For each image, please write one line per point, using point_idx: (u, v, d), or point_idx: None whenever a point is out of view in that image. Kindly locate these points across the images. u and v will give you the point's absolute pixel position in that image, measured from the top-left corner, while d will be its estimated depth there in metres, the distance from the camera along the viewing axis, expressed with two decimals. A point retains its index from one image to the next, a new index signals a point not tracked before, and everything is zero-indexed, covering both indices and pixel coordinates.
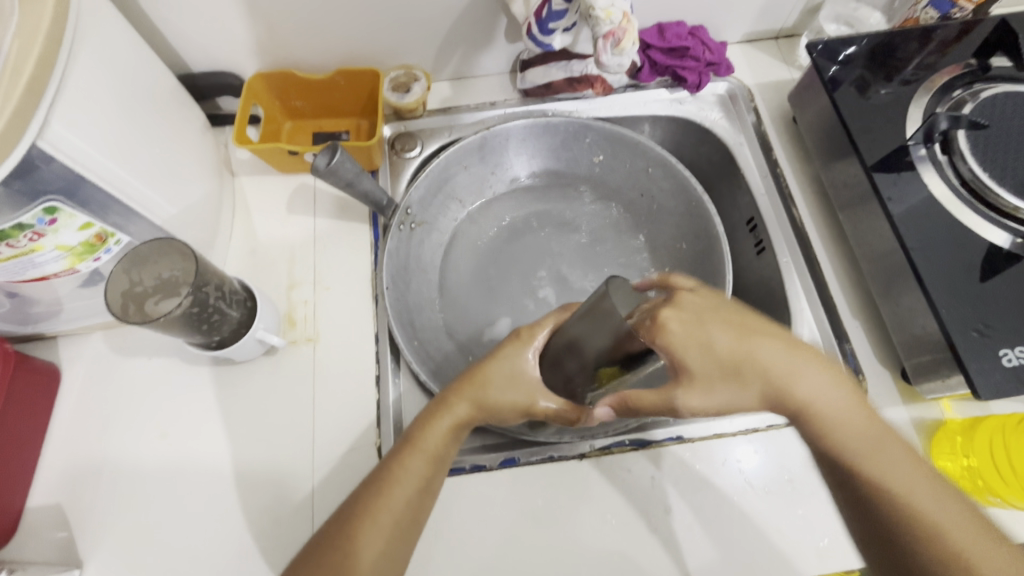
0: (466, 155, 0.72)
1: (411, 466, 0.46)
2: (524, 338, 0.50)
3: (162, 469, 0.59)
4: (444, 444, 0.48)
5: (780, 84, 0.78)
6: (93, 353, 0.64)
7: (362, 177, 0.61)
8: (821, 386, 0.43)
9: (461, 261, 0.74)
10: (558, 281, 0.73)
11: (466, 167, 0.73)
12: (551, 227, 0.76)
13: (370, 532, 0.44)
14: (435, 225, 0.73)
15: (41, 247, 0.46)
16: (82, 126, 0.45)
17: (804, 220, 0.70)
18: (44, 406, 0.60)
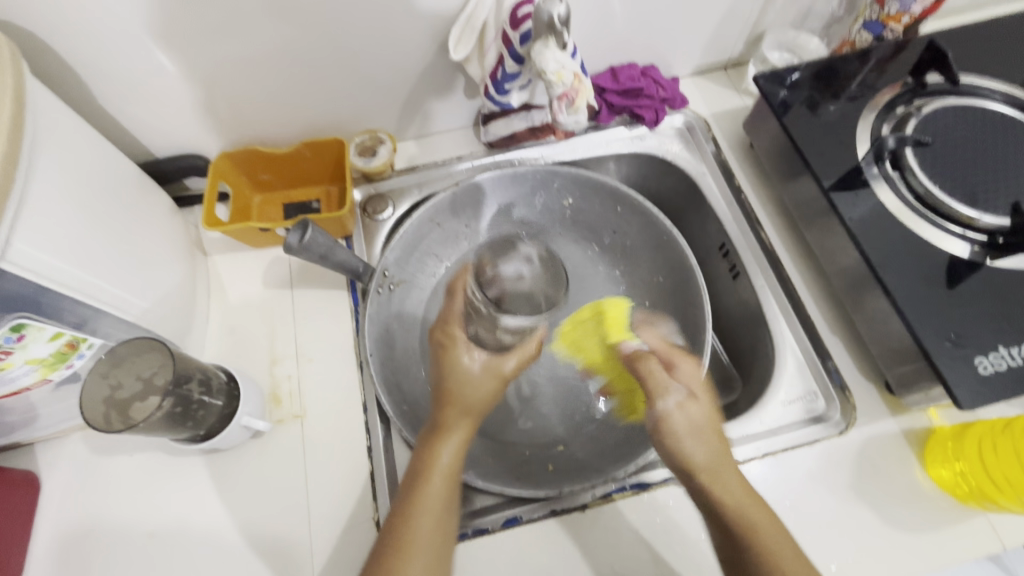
0: (439, 212, 0.72)
1: (434, 484, 0.51)
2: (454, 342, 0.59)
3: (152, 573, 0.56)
4: (453, 458, 0.53)
5: (734, 112, 0.81)
6: (72, 455, 0.62)
7: (336, 248, 0.61)
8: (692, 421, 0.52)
9: (444, 315, 0.74)
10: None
11: (439, 224, 0.73)
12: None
13: (416, 558, 0.47)
14: (415, 283, 0.73)
15: (11, 364, 0.45)
16: (45, 238, 0.44)
17: (773, 241, 0.72)
18: (23, 519, 0.58)
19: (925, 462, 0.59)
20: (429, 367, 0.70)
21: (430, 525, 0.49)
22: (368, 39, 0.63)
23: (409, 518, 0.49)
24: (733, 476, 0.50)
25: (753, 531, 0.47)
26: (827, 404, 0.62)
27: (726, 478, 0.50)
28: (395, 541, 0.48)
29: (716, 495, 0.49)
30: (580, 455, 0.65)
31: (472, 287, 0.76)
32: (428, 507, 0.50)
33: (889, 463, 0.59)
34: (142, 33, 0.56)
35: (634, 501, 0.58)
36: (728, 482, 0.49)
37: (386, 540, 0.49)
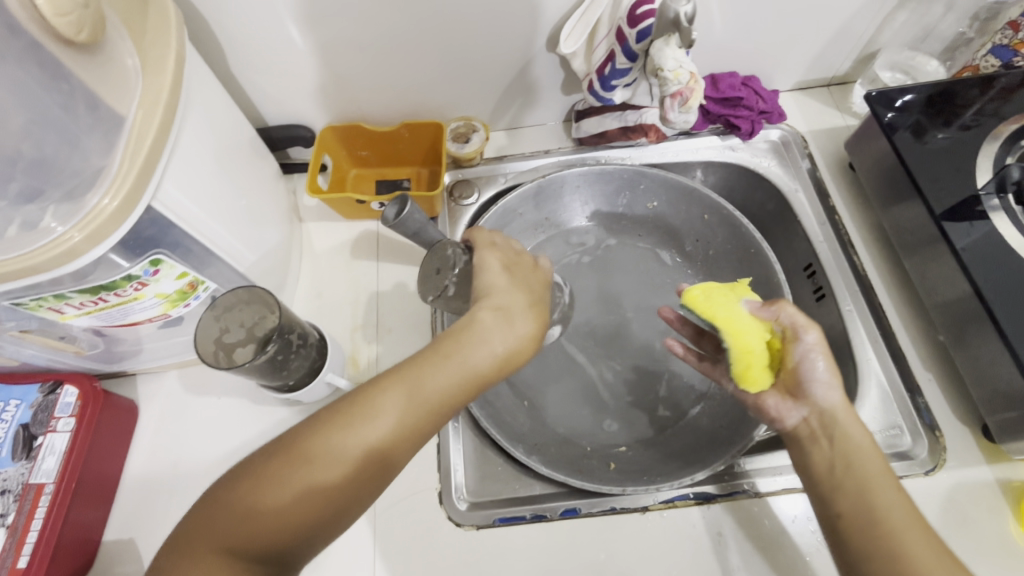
0: (523, 202, 0.73)
1: (385, 404, 0.42)
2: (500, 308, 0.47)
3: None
4: (443, 398, 0.44)
5: (835, 131, 0.78)
6: (168, 390, 0.67)
7: (428, 227, 0.63)
8: (864, 452, 0.46)
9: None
10: (614, 325, 0.73)
11: (522, 213, 0.75)
12: (604, 273, 0.77)
13: (298, 468, 0.40)
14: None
15: (143, 295, 0.49)
16: (187, 184, 0.48)
17: (866, 267, 0.69)
18: (122, 441, 0.63)
19: (1021, 517, 0.54)
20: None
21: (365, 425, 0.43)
22: (480, 29, 0.66)
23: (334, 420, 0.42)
24: (898, 493, 0.44)
25: (882, 512, 0.43)
26: (914, 441, 0.59)
27: (870, 469, 0.45)
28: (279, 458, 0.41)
29: (874, 501, 0.44)
30: (639, 458, 0.64)
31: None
32: (351, 418, 0.42)
33: (982, 513, 0.55)
34: (280, 6, 0.60)
35: (697, 510, 0.57)
36: (869, 480, 0.45)
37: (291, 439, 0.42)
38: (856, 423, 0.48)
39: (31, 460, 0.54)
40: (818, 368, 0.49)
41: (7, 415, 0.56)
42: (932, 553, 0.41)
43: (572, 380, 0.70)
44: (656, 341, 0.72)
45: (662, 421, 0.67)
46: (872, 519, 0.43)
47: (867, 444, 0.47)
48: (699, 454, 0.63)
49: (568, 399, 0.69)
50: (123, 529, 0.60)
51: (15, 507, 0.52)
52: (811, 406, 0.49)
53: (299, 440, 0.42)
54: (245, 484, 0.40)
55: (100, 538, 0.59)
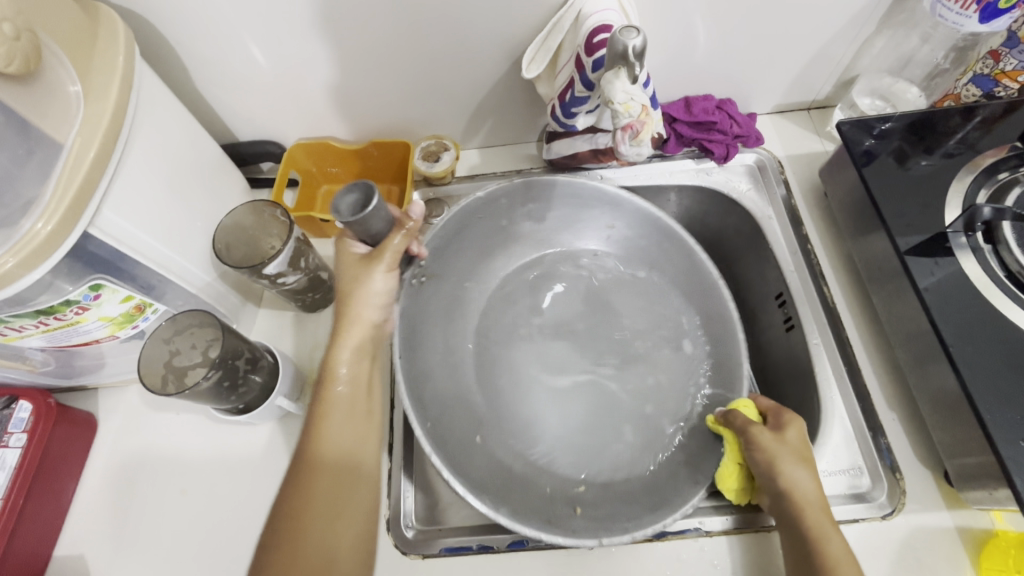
0: (486, 207, 0.70)
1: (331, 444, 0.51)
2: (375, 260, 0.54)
3: (177, 529, 0.60)
4: (359, 389, 0.54)
5: (812, 157, 0.77)
6: (128, 405, 0.67)
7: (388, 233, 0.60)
8: (806, 491, 0.50)
9: (475, 328, 0.72)
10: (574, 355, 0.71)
11: (483, 219, 0.70)
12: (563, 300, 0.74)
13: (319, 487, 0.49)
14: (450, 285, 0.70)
15: (86, 318, 0.48)
16: (131, 209, 0.48)
17: (835, 299, 0.67)
18: (78, 457, 0.63)
19: (979, 567, 0.53)
20: (455, 374, 0.68)
21: (346, 425, 0.52)
22: (445, 51, 0.65)
23: (318, 432, 0.50)
24: (839, 545, 0.47)
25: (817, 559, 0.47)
26: (873, 483, 0.57)
27: (813, 519, 0.49)
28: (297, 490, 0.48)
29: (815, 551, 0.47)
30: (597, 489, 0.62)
31: (503, 304, 0.74)
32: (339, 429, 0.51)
33: (938, 562, 0.53)
34: (241, 28, 0.60)
35: (645, 547, 0.56)
36: (819, 530, 0.48)
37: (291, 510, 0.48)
38: (807, 487, 0.50)
39: None
40: (763, 437, 0.53)
41: None
42: None
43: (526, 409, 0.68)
44: (614, 379, 0.70)
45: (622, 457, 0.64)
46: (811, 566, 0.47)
47: (810, 491, 0.50)
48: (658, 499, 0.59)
49: (520, 435, 0.65)
50: (75, 546, 0.60)
51: None
52: (771, 484, 0.51)
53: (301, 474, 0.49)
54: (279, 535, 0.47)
55: (52, 554, 0.59)
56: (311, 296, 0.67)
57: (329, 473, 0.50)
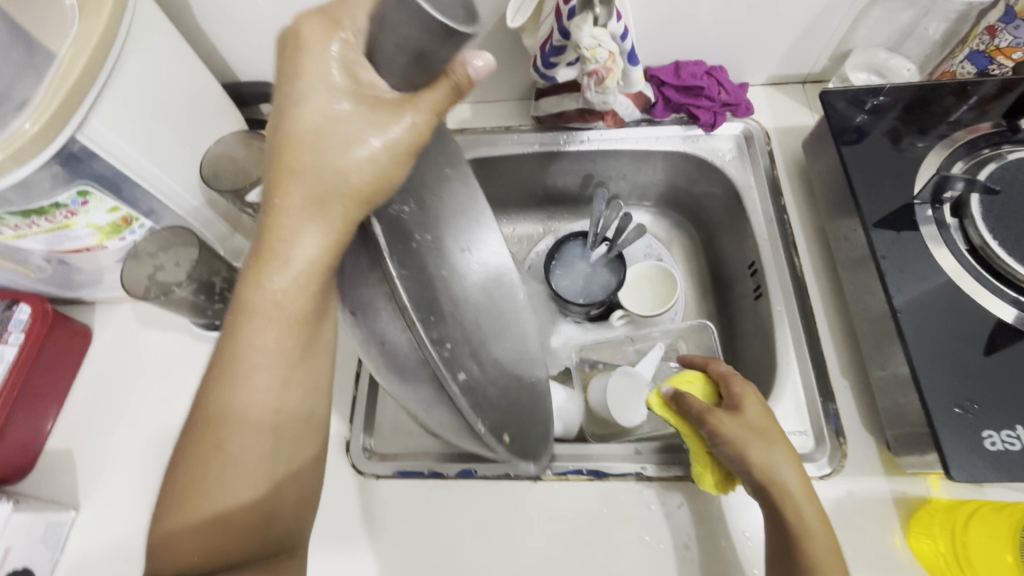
0: None
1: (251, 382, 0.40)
2: (387, 113, 0.35)
3: (139, 477, 0.63)
4: (300, 304, 0.39)
5: (801, 131, 0.76)
6: (121, 320, 0.72)
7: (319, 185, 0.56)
8: (785, 475, 0.50)
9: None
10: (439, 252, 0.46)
11: None
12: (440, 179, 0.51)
13: (236, 433, 0.40)
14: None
15: (74, 224, 0.52)
16: (120, 124, 0.51)
17: (805, 270, 0.68)
18: (71, 362, 0.68)
19: (908, 531, 0.54)
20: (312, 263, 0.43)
21: (265, 358, 0.40)
22: None
23: (226, 383, 0.40)
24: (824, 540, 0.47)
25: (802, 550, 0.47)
26: (816, 445, 0.58)
27: (797, 505, 0.49)
28: (203, 432, 0.40)
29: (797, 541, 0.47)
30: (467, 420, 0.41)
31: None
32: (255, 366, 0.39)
33: (869, 523, 0.55)
34: None
35: (587, 486, 0.58)
36: (803, 521, 0.48)
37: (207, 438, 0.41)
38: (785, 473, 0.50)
39: None
40: (729, 423, 0.52)
41: None
42: None
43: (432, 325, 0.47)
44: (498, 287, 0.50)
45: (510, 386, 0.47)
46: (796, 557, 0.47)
47: (794, 480, 0.50)
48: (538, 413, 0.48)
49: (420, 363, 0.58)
50: (64, 442, 0.65)
51: None
52: (743, 472, 0.51)
53: (210, 416, 0.40)
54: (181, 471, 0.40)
55: (43, 447, 0.64)
56: None
57: (259, 419, 0.41)
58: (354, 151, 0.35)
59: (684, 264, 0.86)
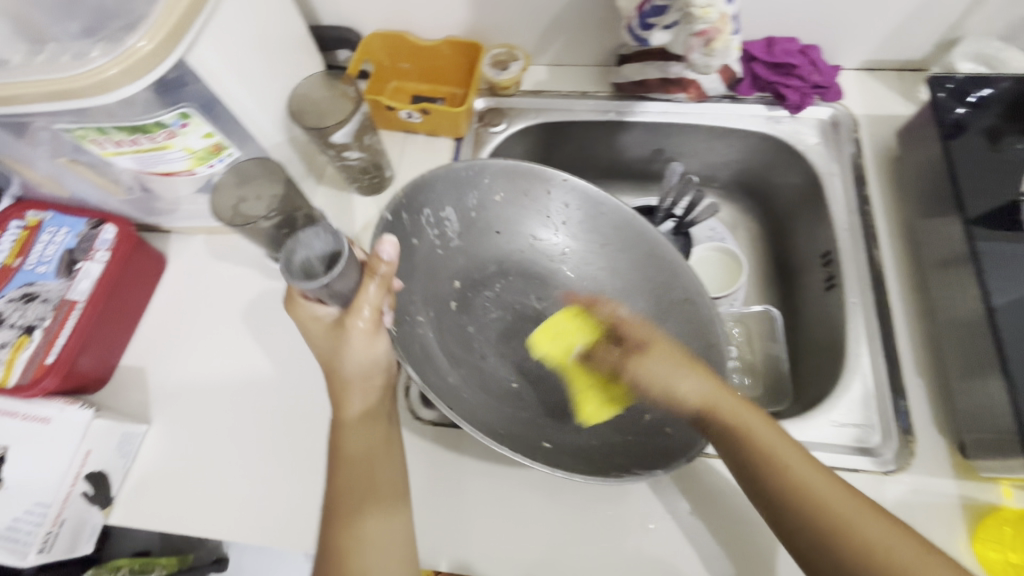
0: (449, 198, 0.68)
1: (349, 506, 0.50)
2: (345, 326, 0.49)
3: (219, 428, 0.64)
4: (363, 447, 0.52)
5: (893, 120, 0.73)
6: (195, 250, 0.74)
7: (403, 209, 0.64)
8: (753, 419, 0.51)
9: (472, 264, 0.71)
10: (575, 237, 0.72)
11: (452, 200, 0.68)
12: (512, 180, 0.69)
13: (354, 525, 0.50)
14: (414, 210, 0.65)
15: (172, 146, 0.53)
16: (221, 51, 0.52)
17: (886, 264, 0.65)
18: (149, 285, 0.71)
19: (974, 536, 0.52)
20: (460, 327, 0.68)
21: (357, 519, 0.50)
22: None
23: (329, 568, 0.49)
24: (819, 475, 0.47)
25: (801, 485, 0.47)
26: (883, 440, 0.57)
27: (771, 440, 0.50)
28: (336, 532, 0.50)
29: (800, 483, 0.47)
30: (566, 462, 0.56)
31: (477, 237, 0.71)
32: (351, 511, 0.50)
33: (934, 524, 0.53)
34: None
35: None
36: (783, 457, 0.49)
37: (331, 556, 0.49)
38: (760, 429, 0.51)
39: (69, 280, 0.63)
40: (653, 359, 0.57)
41: (57, 240, 0.65)
42: (868, 512, 0.45)
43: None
44: (626, 228, 0.69)
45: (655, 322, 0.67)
46: (807, 501, 0.46)
47: (762, 423, 0.51)
48: (695, 324, 0.64)
49: (515, 336, 0.68)
50: (138, 360, 0.68)
51: (52, 314, 0.61)
52: (683, 407, 0.54)
53: (337, 554, 0.49)
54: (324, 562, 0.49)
55: (118, 363, 0.68)
56: (368, 179, 0.72)
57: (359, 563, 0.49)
58: (352, 360, 0.50)
59: (747, 250, 0.85)
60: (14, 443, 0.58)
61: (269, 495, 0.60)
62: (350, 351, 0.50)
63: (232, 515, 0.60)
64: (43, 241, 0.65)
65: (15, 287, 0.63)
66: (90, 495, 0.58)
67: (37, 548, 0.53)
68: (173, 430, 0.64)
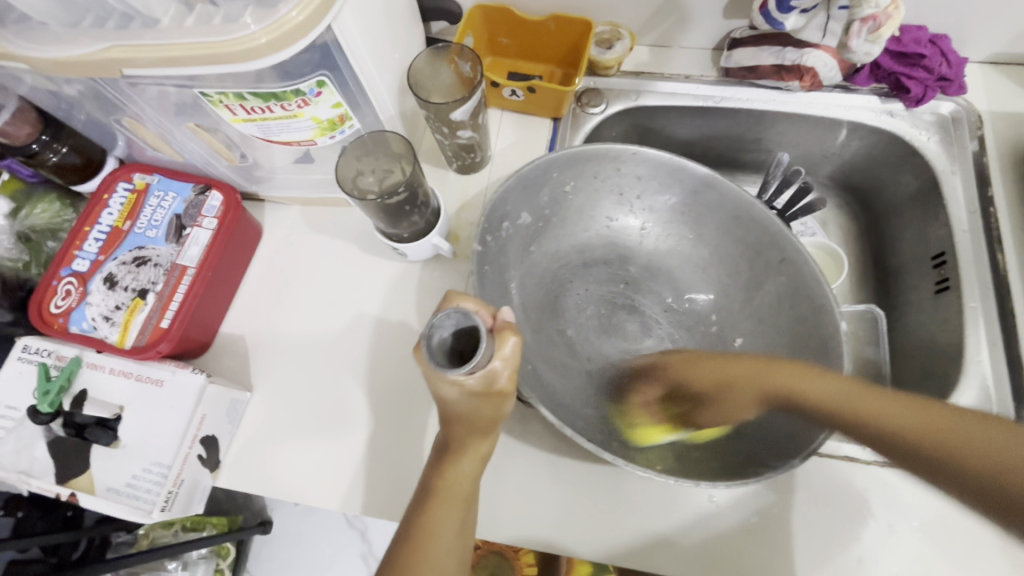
0: (535, 194, 0.65)
1: (442, 518, 0.46)
2: (491, 383, 0.45)
3: (319, 395, 0.64)
4: (465, 484, 0.48)
5: (1019, 118, 0.70)
6: (290, 221, 0.74)
7: (503, 213, 0.62)
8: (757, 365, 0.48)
9: (558, 263, 0.69)
10: (654, 212, 0.71)
11: (538, 196, 0.65)
12: (580, 167, 0.65)
13: (443, 511, 0.46)
14: (495, 230, 0.61)
15: (302, 115, 0.53)
16: (354, 18, 0.51)
17: (1009, 268, 0.63)
18: (247, 254, 0.71)
19: None
20: (561, 333, 0.66)
21: (448, 545, 0.45)
22: None
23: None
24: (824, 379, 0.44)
25: (811, 398, 0.44)
26: None
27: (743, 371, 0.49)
28: (426, 515, 0.46)
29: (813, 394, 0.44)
30: (695, 468, 0.55)
31: (553, 231, 0.69)
32: (437, 539, 0.45)
33: None
34: None
35: None
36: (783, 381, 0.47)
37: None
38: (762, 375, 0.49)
39: (179, 246, 0.63)
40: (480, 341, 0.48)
41: (165, 204, 0.65)
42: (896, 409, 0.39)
43: (646, 333, 0.68)
44: (709, 196, 0.66)
45: (752, 288, 0.67)
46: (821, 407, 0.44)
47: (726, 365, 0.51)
48: (795, 285, 0.62)
49: (608, 329, 0.67)
50: (236, 327, 0.68)
51: (164, 279, 0.62)
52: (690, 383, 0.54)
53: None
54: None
55: (218, 329, 0.68)
56: (469, 158, 0.70)
57: None
58: (491, 411, 0.46)
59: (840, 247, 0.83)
60: (131, 403, 0.59)
61: (378, 466, 0.61)
62: (482, 406, 0.46)
63: (356, 481, 0.60)
64: (152, 205, 0.65)
65: (127, 249, 0.64)
66: (203, 457, 0.59)
67: (160, 506, 0.55)
68: (274, 398, 0.65)
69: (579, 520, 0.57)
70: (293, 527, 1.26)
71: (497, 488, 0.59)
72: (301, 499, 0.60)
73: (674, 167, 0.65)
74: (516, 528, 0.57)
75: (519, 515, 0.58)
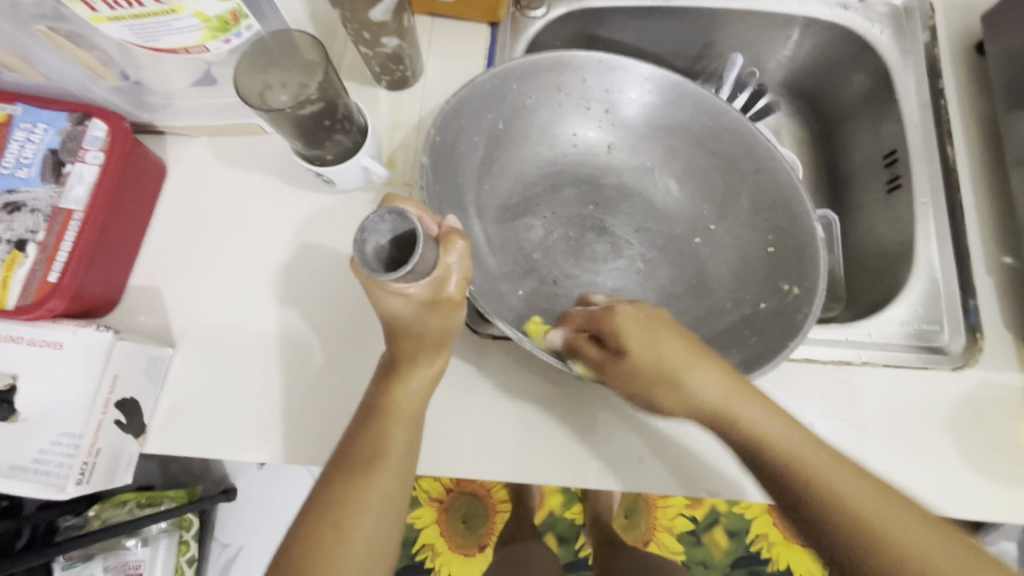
0: (492, 107, 0.59)
1: (394, 433, 0.45)
2: (442, 300, 0.44)
3: (264, 348, 0.58)
4: (420, 403, 0.47)
5: (970, 7, 0.68)
6: (198, 155, 0.64)
7: (458, 128, 0.56)
8: None
9: (521, 186, 0.65)
10: (621, 129, 0.67)
11: (493, 111, 0.60)
12: (541, 78, 0.61)
13: (394, 426, 0.45)
14: (447, 147, 0.56)
15: (182, 9, 0.45)
16: None
17: (958, 160, 0.62)
18: (150, 195, 0.61)
19: None
20: (523, 259, 0.62)
21: (400, 459, 0.45)
22: None
23: (349, 498, 0.42)
24: None
25: None
26: (951, 337, 0.57)
27: None
28: (370, 436, 0.45)
29: None
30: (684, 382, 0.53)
31: (514, 150, 0.64)
32: (392, 449, 0.44)
33: (997, 415, 0.54)
34: None
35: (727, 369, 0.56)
36: None
37: (342, 486, 0.42)
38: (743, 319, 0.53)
39: (59, 186, 0.54)
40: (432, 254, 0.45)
41: (35, 138, 0.55)
42: None
43: (615, 255, 0.64)
44: (678, 106, 0.63)
45: (726, 201, 0.64)
46: None
47: None
48: (770, 193, 0.61)
49: (559, 248, 0.63)
50: (149, 280, 0.60)
51: (46, 226, 0.52)
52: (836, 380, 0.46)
53: (349, 481, 0.43)
54: (327, 499, 0.42)
55: (126, 283, 0.60)
56: (398, 72, 0.62)
57: (375, 500, 0.42)
58: (433, 321, 0.45)
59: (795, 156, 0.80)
60: (27, 370, 0.51)
61: (330, 414, 0.56)
62: (428, 315, 0.44)
63: (301, 432, 0.56)
64: (18, 140, 0.55)
65: None
66: (123, 424, 0.53)
67: (76, 479, 0.49)
68: (207, 354, 0.58)
69: (541, 447, 0.55)
70: (257, 492, 1.21)
71: (452, 425, 0.55)
72: (230, 455, 0.55)
73: (639, 76, 0.62)
74: (478, 464, 0.55)
75: (482, 450, 0.55)
